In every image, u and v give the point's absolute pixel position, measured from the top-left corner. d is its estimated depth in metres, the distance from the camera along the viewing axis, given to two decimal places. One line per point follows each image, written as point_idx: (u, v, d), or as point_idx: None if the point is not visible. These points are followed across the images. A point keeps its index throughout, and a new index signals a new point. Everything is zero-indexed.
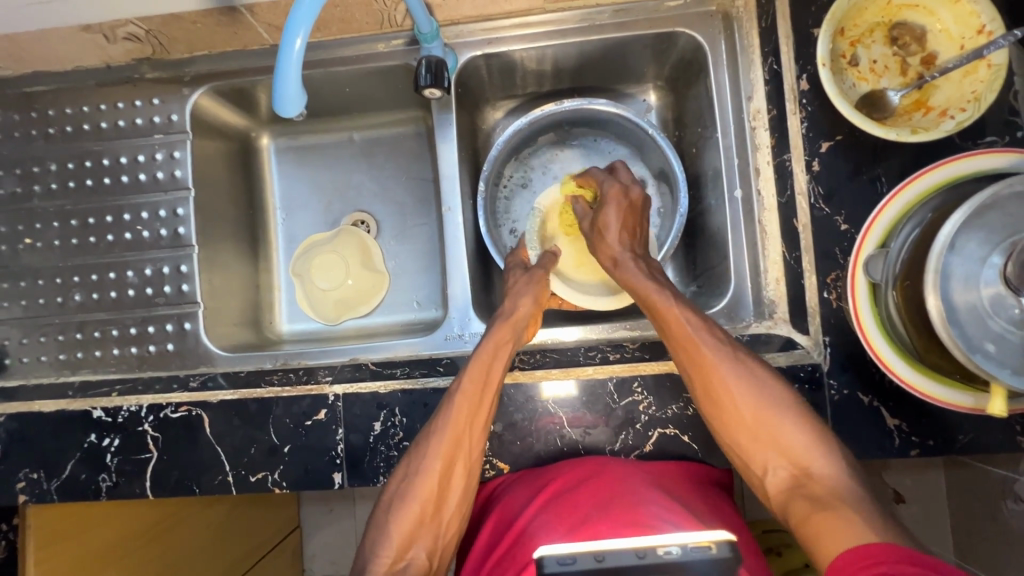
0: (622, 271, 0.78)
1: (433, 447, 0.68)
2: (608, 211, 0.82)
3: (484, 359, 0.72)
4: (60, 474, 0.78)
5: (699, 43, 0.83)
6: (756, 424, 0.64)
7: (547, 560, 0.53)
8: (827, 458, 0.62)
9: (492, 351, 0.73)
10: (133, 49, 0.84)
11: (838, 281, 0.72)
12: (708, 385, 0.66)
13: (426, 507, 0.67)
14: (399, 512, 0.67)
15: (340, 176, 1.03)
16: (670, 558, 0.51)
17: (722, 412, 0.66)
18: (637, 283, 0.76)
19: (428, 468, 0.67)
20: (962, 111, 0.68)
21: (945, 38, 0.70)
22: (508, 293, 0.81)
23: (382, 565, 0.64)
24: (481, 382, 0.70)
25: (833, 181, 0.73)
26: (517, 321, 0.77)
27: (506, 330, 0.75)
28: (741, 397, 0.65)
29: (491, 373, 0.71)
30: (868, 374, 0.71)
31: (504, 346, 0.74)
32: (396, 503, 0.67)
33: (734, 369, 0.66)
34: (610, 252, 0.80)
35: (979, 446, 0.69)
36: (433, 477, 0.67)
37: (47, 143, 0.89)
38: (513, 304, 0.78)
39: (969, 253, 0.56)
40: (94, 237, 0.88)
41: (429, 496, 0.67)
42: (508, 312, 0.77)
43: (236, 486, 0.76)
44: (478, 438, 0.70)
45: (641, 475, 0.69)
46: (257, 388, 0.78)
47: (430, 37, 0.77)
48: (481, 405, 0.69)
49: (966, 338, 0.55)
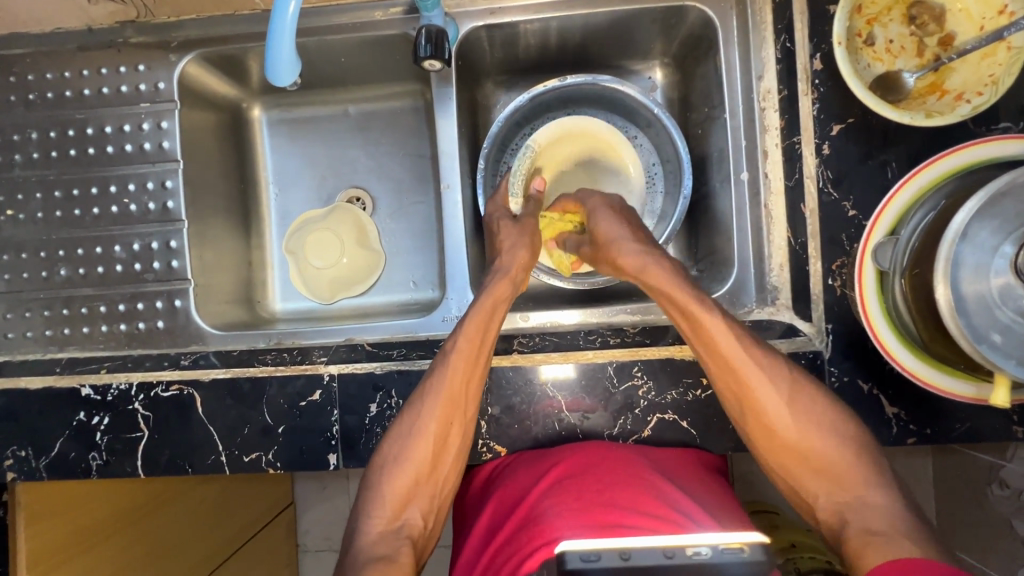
0: (639, 278, 0.73)
1: (429, 407, 0.68)
2: (601, 222, 0.78)
3: (482, 316, 0.71)
4: (49, 452, 0.76)
5: (709, 18, 0.79)
6: (785, 424, 0.64)
7: (567, 556, 0.48)
8: (862, 472, 0.62)
9: (487, 311, 0.72)
10: (117, 11, 0.80)
11: (842, 268, 0.71)
12: (754, 404, 0.65)
13: (420, 467, 0.68)
14: (393, 473, 0.67)
15: (335, 151, 1.00)
16: (699, 560, 0.47)
17: (767, 435, 0.65)
18: (654, 287, 0.71)
19: (422, 429, 0.68)
20: (979, 96, 0.66)
21: (964, 19, 0.68)
22: (502, 244, 0.79)
23: (378, 525, 0.65)
24: (478, 340, 0.70)
25: (843, 165, 0.71)
26: (514, 277, 0.76)
27: (504, 285, 0.74)
28: (773, 388, 0.64)
29: (487, 333, 0.71)
30: (869, 361, 0.70)
31: (501, 302, 0.73)
32: (389, 465, 0.68)
33: (766, 371, 0.65)
34: (623, 263, 0.74)
35: (975, 435, 0.69)
36: (428, 437, 0.68)
37: (28, 110, 0.85)
38: (509, 257, 0.77)
39: (981, 241, 0.55)
40: (79, 210, 0.85)
41: (425, 457, 0.68)
42: (506, 266, 0.76)
43: (229, 466, 0.75)
44: (473, 397, 0.70)
45: (646, 461, 0.70)
46: (250, 367, 0.77)
47: (431, 6, 0.73)
48: (477, 363, 0.69)
49: (972, 327, 0.55)
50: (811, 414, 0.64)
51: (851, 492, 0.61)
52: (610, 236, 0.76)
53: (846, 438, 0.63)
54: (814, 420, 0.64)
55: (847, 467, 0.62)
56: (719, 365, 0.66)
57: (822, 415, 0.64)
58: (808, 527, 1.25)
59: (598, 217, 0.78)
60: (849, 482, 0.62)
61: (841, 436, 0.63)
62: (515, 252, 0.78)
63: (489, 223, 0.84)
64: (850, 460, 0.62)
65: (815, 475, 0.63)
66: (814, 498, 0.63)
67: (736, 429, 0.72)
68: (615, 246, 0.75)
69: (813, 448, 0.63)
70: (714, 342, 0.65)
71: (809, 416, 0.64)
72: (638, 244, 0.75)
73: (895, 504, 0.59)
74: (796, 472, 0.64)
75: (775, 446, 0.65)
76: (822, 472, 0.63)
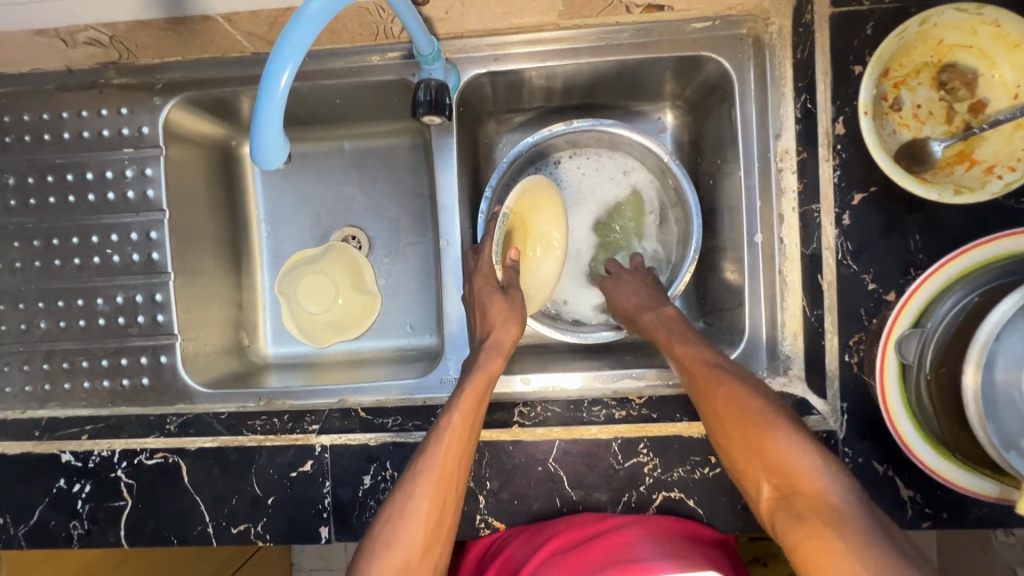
0: (638, 322, 0.75)
1: (421, 486, 0.65)
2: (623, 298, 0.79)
3: (475, 391, 0.69)
4: (27, 520, 0.73)
5: (726, 70, 0.75)
6: (733, 405, 0.60)
7: None
8: (805, 458, 0.54)
9: (483, 382, 0.69)
10: (97, 53, 0.74)
11: (860, 344, 0.68)
12: (708, 405, 0.62)
13: (411, 552, 0.63)
14: (382, 557, 0.63)
15: (330, 190, 0.96)
16: None
17: (722, 431, 0.61)
18: (651, 329, 0.73)
19: (415, 508, 0.64)
20: (1011, 171, 0.63)
21: (999, 86, 0.64)
22: (484, 316, 0.75)
23: None
24: (471, 414, 0.67)
25: (863, 237, 0.68)
26: (508, 351, 0.72)
27: (496, 358, 0.71)
28: (725, 374, 0.62)
29: (482, 403, 0.68)
30: (886, 443, 0.67)
31: (494, 375, 0.71)
32: (377, 551, 0.64)
33: (725, 375, 0.63)
34: (640, 327, 0.75)
35: (992, 519, 0.67)
36: (419, 519, 0.64)
37: (5, 155, 0.81)
38: (502, 330, 0.73)
39: (1015, 343, 0.51)
40: (60, 260, 0.81)
41: (416, 541, 0.64)
42: (500, 340, 0.73)
43: (217, 537, 0.72)
44: (464, 474, 0.67)
45: (650, 539, 0.65)
46: (239, 436, 0.73)
47: (431, 59, 0.69)
48: (467, 437, 0.67)
49: (1003, 434, 0.52)
50: (756, 404, 0.59)
51: (790, 483, 0.53)
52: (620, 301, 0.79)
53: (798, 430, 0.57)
54: (763, 408, 0.59)
55: (789, 456, 0.54)
56: (688, 374, 0.66)
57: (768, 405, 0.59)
58: None
59: (620, 291, 0.80)
60: (789, 470, 0.53)
61: (786, 420, 0.58)
62: (507, 326, 0.73)
63: (473, 300, 0.77)
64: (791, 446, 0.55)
65: (761, 466, 0.56)
66: (758, 490, 0.56)
67: (743, 509, 0.69)
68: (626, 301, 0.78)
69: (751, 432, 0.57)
70: (682, 356, 0.67)
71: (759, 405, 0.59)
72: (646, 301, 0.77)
73: (845, 494, 0.51)
74: (742, 467, 0.58)
75: (724, 436, 0.60)
76: (769, 463, 0.55)
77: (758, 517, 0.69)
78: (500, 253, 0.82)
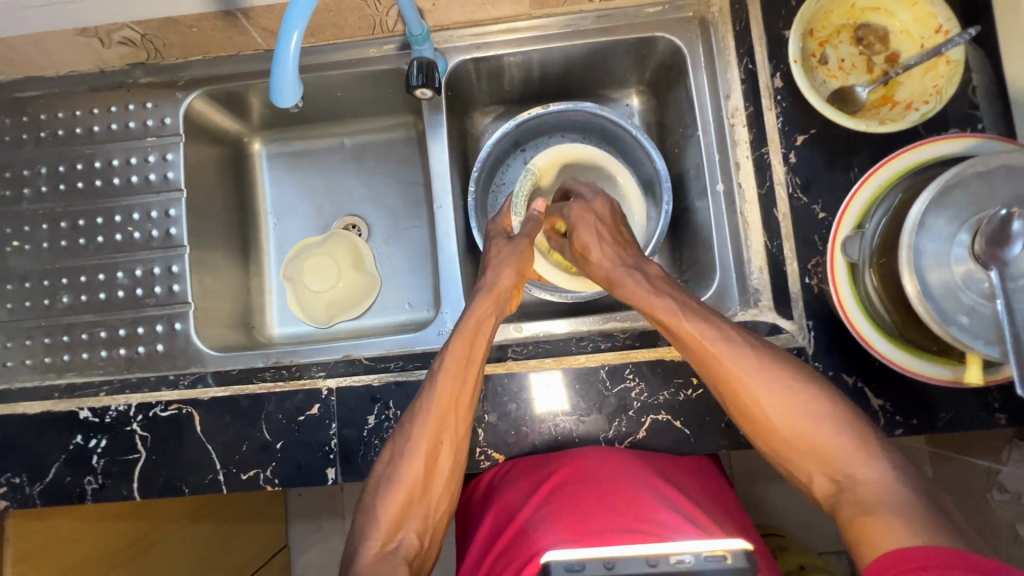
0: (620, 290, 0.77)
1: (419, 427, 0.69)
2: (585, 232, 0.81)
3: (467, 335, 0.73)
4: (43, 478, 0.76)
5: (677, 46, 0.86)
6: (755, 399, 0.65)
7: (553, 566, 0.51)
8: (849, 449, 0.61)
9: (474, 325, 0.74)
10: (128, 53, 0.85)
11: (818, 267, 0.75)
12: (740, 402, 0.66)
13: (414, 487, 0.68)
14: (388, 494, 0.68)
15: (332, 181, 1.04)
16: (682, 567, 0.49)
17: (752, 422, 0.66)
18: (639, 297, 0.74)
19: (414, 448, 0.68)
20: (926, 104, 0.73)
21: (906, 38, 0.75)
22: (490, 264, 0.80)
23: (373, 547, 0.65)
24: (465, 358, 0.71)
25: (809, 172, 0.77)
26: (501, 293, 0.77)
27: (488, 303, 0.76)
28: (748, 370, 0.66)
29: (476, 347, 0.72)
30: (851, 356, 0.73)
31: (487, 320, 0.75)
32: (382, 486, 0.68)
33: (745, 362, 0.66)
34: (602, 271, 0.79)
35: (960, 424, 0.71)
36: (419, 458, 0.68)
37: (38, 147, 0.89)
38: (496, 274, 0.79)
39: (939, 231, 0.58)
40: (84, 239, 0.88)
41: (416, 477, 0.68)
42: (491, 283, 0.78)
43: (227, 485, 0.75)
44: (463, 416, 0.70)
45: (641, 465, 0.71)
46: (248, 384, 0.78)
47: (421, 40, 0.79)
48: (465, 380, 0.70)
49: (941, 311, 0.58)
50: (785, 390, 0.65)
51: (841, 471, 0.61)
52: (588, 243, 0.81)
53: (827, 414, 0.63)
54: (788, 394, 0.65)
55: (825, 444, 0.62)
56: (698, 361, 0.69)
57: (804, 396, 0.64)
58: (816, 549, 1.24)
59: (580, 226, 0.82)
60: (834, 459, 0.61)
61: (822, 411, 0.63)
62: (505, 268, 0.79)
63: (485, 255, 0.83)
64: (837, 438, 0.62)
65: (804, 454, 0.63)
66: (809, 479, 0.63)
67: (728, 427, 0.74)
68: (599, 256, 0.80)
69: (788, 426, 0.64)
70: (693, 337, 0.68)
71: (785, 394, 0.65)
72: (618, 257, 0.79)
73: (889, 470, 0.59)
74: (790, 458, 0.65)
75: (765, 433, 0.65)
76: (818, 456, 0.62)
77: (742, 433, 0.73)
78: (523, 204, 0.91)
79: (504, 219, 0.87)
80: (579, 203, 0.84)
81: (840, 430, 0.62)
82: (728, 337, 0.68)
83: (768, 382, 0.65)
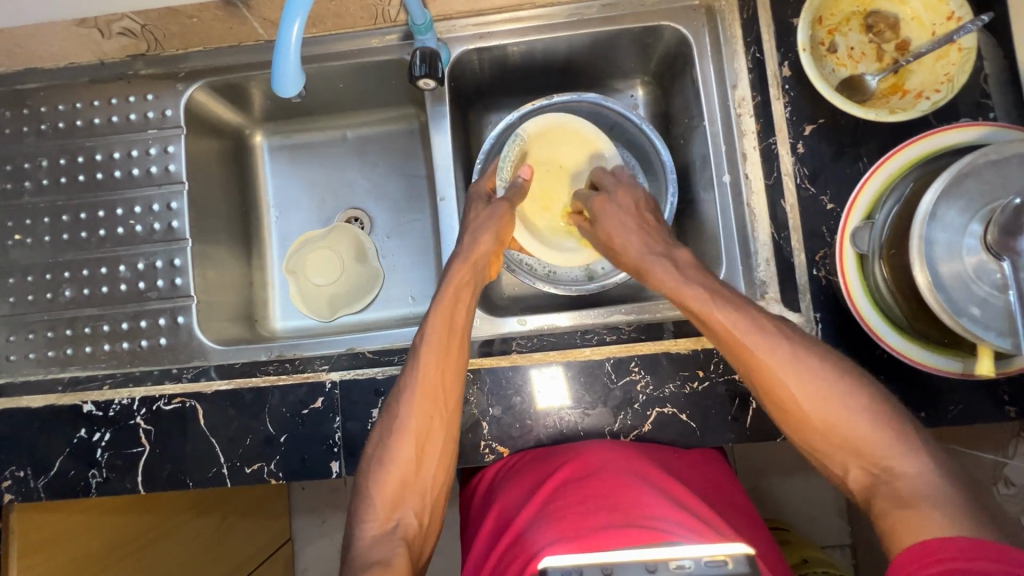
0: (648, 275, 0.75)
1: (407, 404, 0.69)
2: (608, 220, 0.80)
3: (445, 309, 0.73)
4: (48, 472, 0.76)
5: (683, 35, 0.85)
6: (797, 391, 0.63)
7: (551, 572, 0.50)
8: (887, 442, 0.60)
9: (451, 297, 0.74)
10: (128, 44, 0.84)
11: (825, 259, 0.74)
12: (777, 396, 0.65)
13: (406, 466, 0.67)
14: (381, 474, 0.67)
15: (334, 174, 1.03)
16: (682, 573, 0.48)
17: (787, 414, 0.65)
18: (669, 284, 0.72)
19: (403, 426, 0.68)
20: (937, 93, 0.71)
21: (917, 25, 0.74)
22: (468, 228, 0.80)
23: (371, 529, 0.65)
24: (444, 330, 0.71)
25: (817, 163, 0.76)
26: (477, 261, 0.77)
27: (465, 271, 0.76)
28: (782, 361, 0.64)
29: (454, 320, 0.73)
30: (859, 349, 0.72)
31: (464, 290, 0.75)
32: (374, 467, 0.68)
33: (779, 354, 0.65)
34: (629, 260, 0.78)
35: (969, 417, 0.70)
36: (408, 435, 0.68)
37: (39, 140, 0.89)
38: (472, 242, 0.77)
39: (950, 222, 0.58)
40: (86, 232, 0.88)
41: (408, 456, 0.68)
42: (467, 251, 0.77)
43: (231, 478, 0.75)
44: (450, 389, 0.70)
45: (646, 459, 0.70)
46: (252, 377, 0.78)
47: (424, 29, 0.78)
48: (447, 354, 0.70)
49: (952, 302, 0.57)
50: (825, 387, 0.63)
51: (877, 464, 0.60)
52: (614, 234, 0.79)
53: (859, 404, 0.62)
54: (827, 390, 0.63)
55: (865, 439, 0.60)
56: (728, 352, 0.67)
57: (846, 391, 0.62)
58: (820, 544, 1.24)
59: (603, 216, 0.81)
60: (872, 452, 0.60)
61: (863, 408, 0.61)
62: (484, 238, 0.78)
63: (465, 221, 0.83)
64: (874, 431, 0.60)
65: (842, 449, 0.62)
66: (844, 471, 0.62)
67: (734, 420, 0.73)
68: (629, 246, 0.77)
69: (824, 421, 0.62)
70: (725, 328, 0.66)
71: (828, 392, 0.63)
72: (648, 246, 0.77)
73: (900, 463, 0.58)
74: (825, 452, 0.63)
75: (802, 430, 0.64)
76: (855, 448, 0.61)
77: (749, 426, 0.73)
78: (511, 168, 0.90)
79: (487, 182, 0.87)
80: (601, 194, 0.83)
81: (879, 425, 0.61)
82: (734, 307, 0.67)
83: (806, 376, 0.63)
